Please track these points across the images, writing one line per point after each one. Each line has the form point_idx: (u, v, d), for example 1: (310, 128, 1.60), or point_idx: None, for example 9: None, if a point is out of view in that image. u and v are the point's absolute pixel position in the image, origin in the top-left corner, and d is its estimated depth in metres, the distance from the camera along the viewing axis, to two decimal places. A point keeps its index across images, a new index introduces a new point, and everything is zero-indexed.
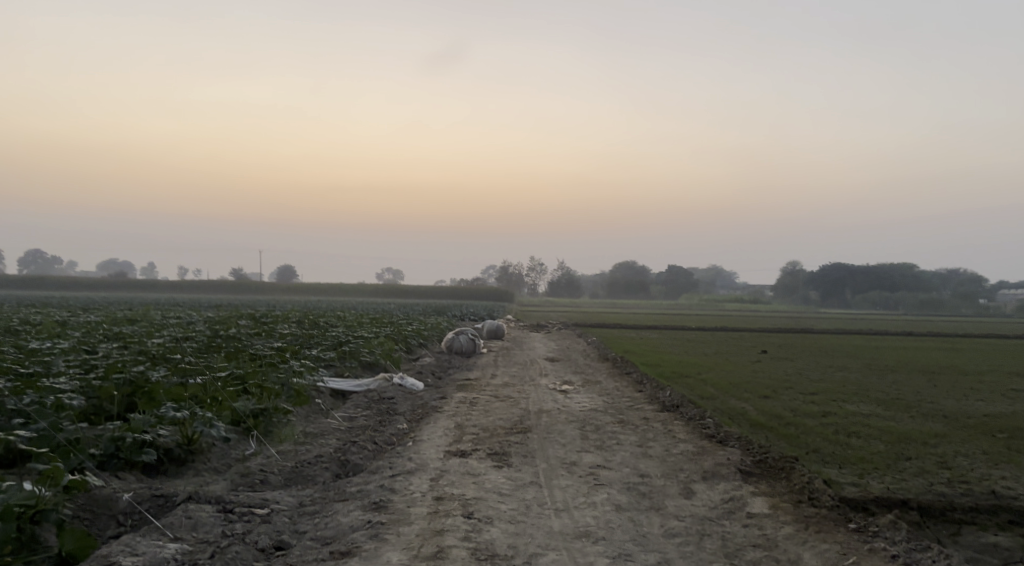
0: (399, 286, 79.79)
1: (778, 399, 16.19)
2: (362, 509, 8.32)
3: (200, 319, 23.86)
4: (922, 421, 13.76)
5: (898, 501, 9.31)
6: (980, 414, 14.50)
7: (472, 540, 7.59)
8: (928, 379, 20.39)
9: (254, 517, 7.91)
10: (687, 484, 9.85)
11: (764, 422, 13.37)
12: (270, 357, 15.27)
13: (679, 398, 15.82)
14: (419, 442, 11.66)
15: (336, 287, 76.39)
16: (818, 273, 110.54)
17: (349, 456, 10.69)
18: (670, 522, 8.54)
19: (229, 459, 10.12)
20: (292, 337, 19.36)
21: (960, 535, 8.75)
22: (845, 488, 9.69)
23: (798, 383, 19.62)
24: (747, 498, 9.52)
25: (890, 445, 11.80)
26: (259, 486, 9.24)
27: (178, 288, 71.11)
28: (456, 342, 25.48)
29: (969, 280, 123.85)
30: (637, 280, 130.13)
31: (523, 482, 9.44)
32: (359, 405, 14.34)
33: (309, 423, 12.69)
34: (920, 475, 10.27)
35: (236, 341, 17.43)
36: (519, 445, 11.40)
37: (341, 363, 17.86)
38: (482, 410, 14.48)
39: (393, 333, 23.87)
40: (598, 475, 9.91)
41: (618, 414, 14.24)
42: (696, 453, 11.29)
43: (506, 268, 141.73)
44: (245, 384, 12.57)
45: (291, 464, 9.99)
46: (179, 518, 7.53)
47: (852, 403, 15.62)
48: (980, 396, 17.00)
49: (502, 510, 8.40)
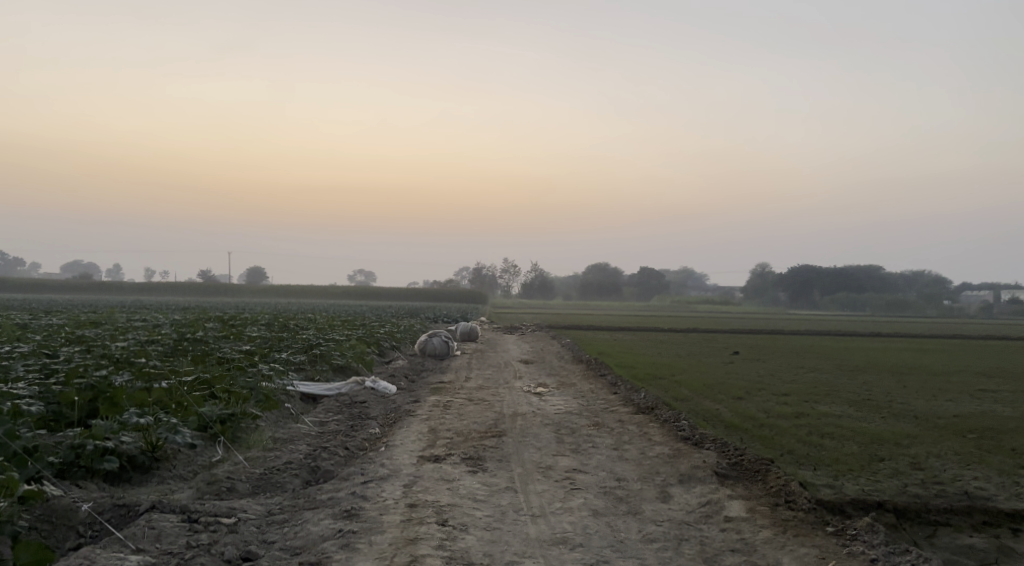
0: (371, 289, 79.33)
1: (751, 401, 16.17)
2: (332, 517, 8.08)
3: (165, 321, 23.35)
4: (893, 421, 13.81)
5: (874, 503, 9.23)
6: (949, 414, 14.60)
7: (447, 548, 7.38)
8: (898, 379, 20.57)
9: (220, 526, 7.64)
10: (664, 488, 9.71)
11: (739, 423, 13.35)
12: (238, 361, 14.96)
13: (655, 400, 15.74)
14: (393, 447, 11.43)
15: (308, 289, 75.70)
16: (787, 273, 111.62)
17: (320, 462, 10.45)
18: (648, 527, 8.39)
19: (195, 467, 9.86)
20: (261, 340, 19.04)
21: (936, 537, 8.68)
22: (821, 490, 9.59)
23: (771, 383, 19.67)
24: (724, 501, 9.39)
25: (863, 446, 11.76)
26: (226, 494, 8.98)
27: (148, 291, 70.09)
28: (430, 344, 25.26)
29: (933, 282, 125.89)
30: (609, 281, 130.55)
31: (499, 487, 9.26)
32: (331, 409, 14.08)
33: (279, 428, 12.42)
34: (894, 476, 10.21)
35: (204, 344, 17.09)
36: (493, 449, 11.20)
37: (311, 366, 17.60)
38: (456, 413, 14.29)
39: (365, 335, 23.59)
40: (574, 479, 9.75)
41: (594, 416, 14.11)
42: (672, 456, 11.18)
43: (479, 269, 141.47)
44: (212, 389, 12.27)
45: (259, 471, 9.72)
46: (141, 529, 7.27)
47: (824, 404, 15.66)
48: (949, 396, 17.14)
49: (478, 516, 8.21)
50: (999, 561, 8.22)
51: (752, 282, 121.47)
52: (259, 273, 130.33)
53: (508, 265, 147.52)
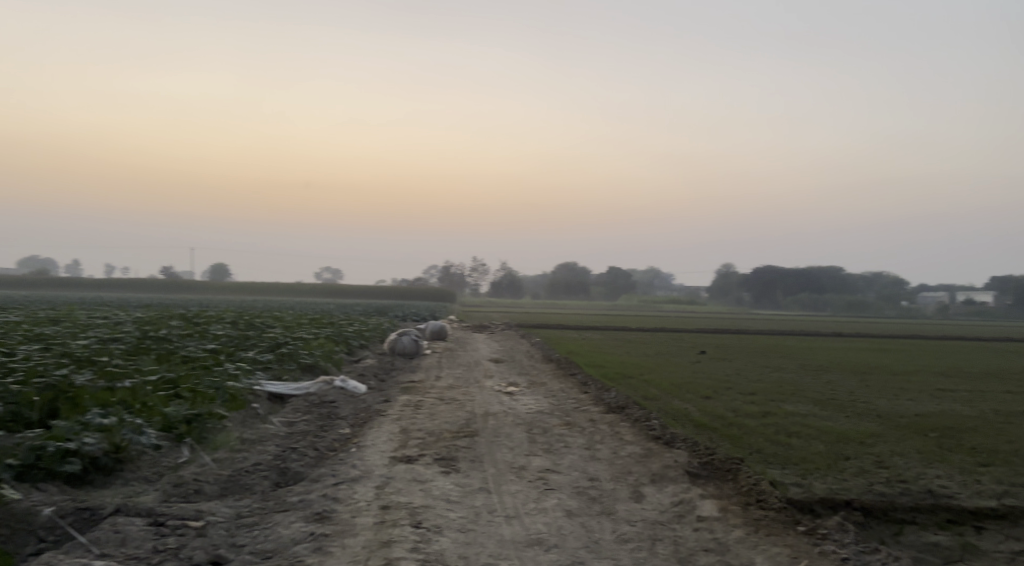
0: (339, 287, 78.80)
1: (719, 400, 16.19)
2: (304, 520, 7.95)
3: (128, 318, 22.91)
4: (857, 420, 13.89)
5: (843, 502, 9.03)
6: (911, 413, 14.72)
7: (421, 551, 7.29)
8: (861, 379, 20.77)
9: (187, 530, 7.48)
10: (636, 488, 9.66)
11: (708, 423, 13.34)
12: (204, 360, 14.71)
13: (625, 400, 15.71)
14: (364, 448, 11.29)
15: (274, 286, 75.01)
16: (751, 273, 112.81)
17: (289, 463, 10.29)
18: (622, 527, 8.31)
19: (161, 468, 9.66)
20: (227, 339, 18.76)
21: (903, 535, 8.51)
22: (790, 489, 9.38)
23: (737, 383, 19.75)
24: (696, 500, 9.24)
25: (829, 445, 11.74)
26: (193, 496, 8.81)
27: (112, 288, 69.09)
28: (400, 343, 25.08)
29: (893, 283, 127.98)
30: (577, 281, 130.98)
31: (472, 488, 9.17)
32: (298, 409, 13.89)
33: (246, 429, 12.24)
34: (861, 475, 10.04)
35: (168, 343, 16.80)
36: (466, 450, 11.10)
37: (278, 365, 17.35)
38: (427, 413, 14.15)
39: (333, 334, 23.34)
40: (547, 480, 9.69)
41: (565, 416, 14.06)
42: (643, 455, 11.15)
43: (448, 267, 141.29)
44: (177, 389, 12.06)
45: (227, 473, 9.53)
46: (106, 533, 7.10)
47: (790, 403, 15.74)
48: (911, 396, 17.32)
49: (452, 518, 8.11)
50: (964, 559, 8.06)
51: (717, 282, 122.61)
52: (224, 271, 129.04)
53: (477, 264, 147.51)
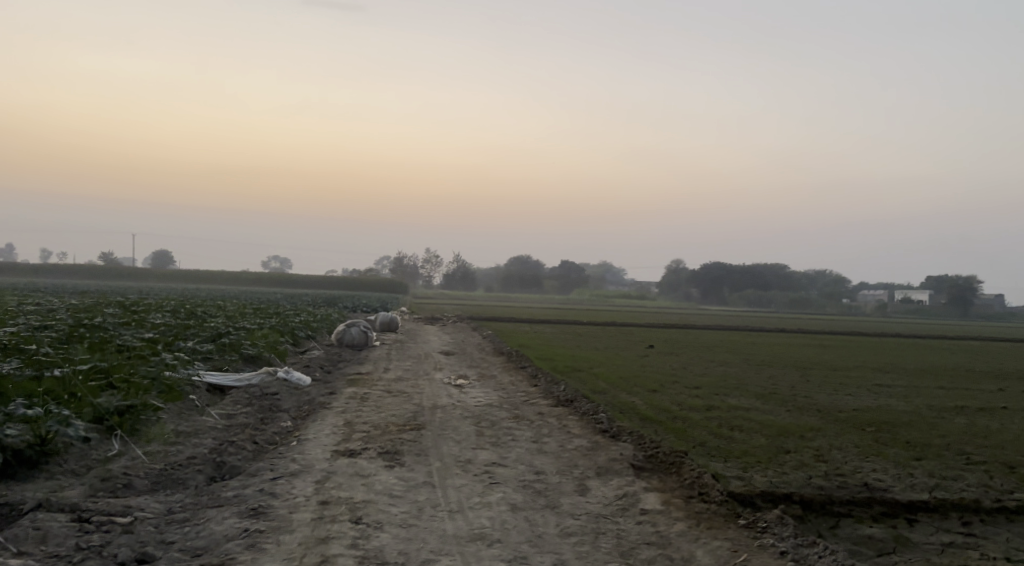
0: (288, 276, 77.71)
1: (665, 394, 16.24)
2: (238, 516, 7.68)
3: (62, 306, 22.14)
4: (798, 414, 14.01)
5: (782, 495, 8.98)
6: (851, 408, 14.90)
7: (359, 547, 7.07)
8: (802, 374, 21.04)
9: (113, 526, 7.17)
10: (581, 481, 9.52)
11: (654, 416, 13.35)
12: (140, 349, 14.26)
13: (573, 393, 15.66)
14: (305, 442, 11.01)
15: (222, 273, 73.67)
16: (698, 269, 114.28)
17: (226, 457, 9.97)
18: (566, 520, 8.15)
19: (89, 461, 9.30)
20: (166, 328, 18.26)
21: (839, 528, 8.41)
22: (732, 482, 9.33)
23: (683, 377, 19.85)
24: (640, 494, 9.11)
25: (770, 438, 11.80)
26: (122, 491, 8.48)
27: (52, 274, 67.20)
28: (347, 334, 24.74)
29: (835, 281, 130.72)
30: (528, 275, 131.16)
31: (416, 483, 8.97)
32: (239, 401, 13.53)
33: (182, 421, 11.87)
34: (800, 468, 10.06)
35: (103, 331, 16.27)
36: (411, 443, 10.90)
37: (219, 356, 16.92)
38: (373, 406, 13.91)
39: (279, 324, 22.90)
40: (493, 474, 9.53)
41: (513, 409, 13.93)
42: (590, 449, 11.06)
43: (399, 259, 140.33)
44: (110, 378, 11.65)
45: (159, 467, 9.21)
46: (25, 530, 6.77)
47: (734, 397, 15.85)
48: (850, 391, 17.57)
49: (393, 513, 7.91)
50: (897, 551, 7.95)
51: (666, 279, 123.92)
52: (168, 258, 126.39)
53: (428, 256, 146.77)
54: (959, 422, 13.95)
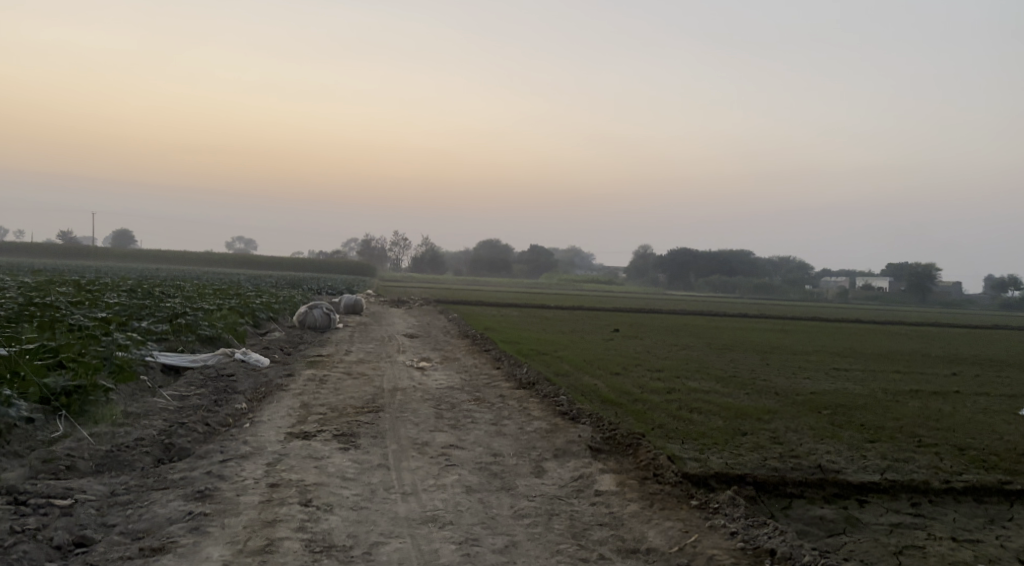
0: (254, 256, 76.72)
1: (626, 376, 16.25)
2: (183, 498, 7.50)
3: (16, 285, 21.61)
4: (756, 397, 14.08)
5: (736, 477, 8.99)
6: (808, 391, 15.01)
7: (307, 530, 6.94)
8: (763, 358, 21.18)
9: (52, 509, 7.00)
10: (538, 462, 9.40)
11: (614, 398, 13.34)
12: (92, 329, 13.94)
13: (535, 375, 15.60)
14: (259, 424, 10.81)
15: (185, 254, 72.62)
16: (665, 254, 114.90)
17: (175, 439, 9.76)
18: (520, 502, 8.03)
19: (33, 442, 9.12)
20: (121, 307, 17.89)
21: (790, 509, 8.43)
22: (687, 463, 9.31)
23: (646, 360, 19.89)
24: (596, 475, 9.02)
25: (727, 421, 11.82)
26: (64, 473, 8.28)
27: (10, 252, 65.78)
28: (310, 316, 24.45)
29: (799, 268, 132.23)
30: (497, 258, 131.08)
31: (370, 465, 8.83)
32: (193, 382, 13.29)
33: (133, 402, 11.65)
34: (755, 450, 10.07)
35: (55, 310, 15.91)
36: (368, 426, 10.75)
37: (175, 337, 16.63)
38: (332, 388, 13.72)
39: (240, 305, 22.56)
40: (449, 456, 9.40)
41: (474, 392, 13.83)
42: (549, 431, 10.96)
43: (367, 242, 139.33)
44: (58, 357, 11.38)
45: (105, 448, 9.00)
46: None
47: (694, 380, 15.90)
48: (809, 375, 17.72)
49: (344, 496, 7.77)
50: (847, 531, 8.00)
51: (633, 264, 124.52)
52: (129, 237, 123.90)
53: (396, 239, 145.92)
54: (913, 405, 14.11)
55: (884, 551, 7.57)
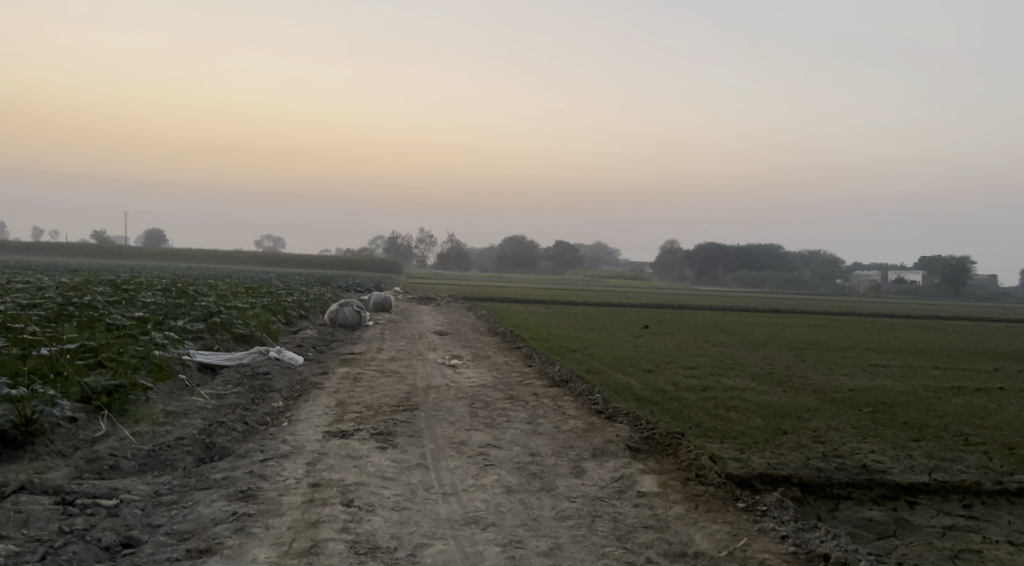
0: (282, 254, 77.19)
1: (660, 374, 16.11)
2: (226, 498, 7.52)
3: (53, 285, 21.90)
4: (794, 395, 13.89)
5: (781, 477, 8.85)
6: (847, 388, 14.78)
7: (351, 531, 6.92)
8: (797, 354, 20.91)
9: (98, 510, 7.07)
10: (577, 462, 9.29)
11: (649, 396, 13.23)
12: (130, 328, 14.07)
13: (568, 373, 15.49)
14: (296, 423, 10.83)
15: (215, 253, 73.27)
16: (692, 249, 114.08)
17: (215, 438, 9.81)
18: (562, 503, 7.95)
19: (77, 441, 9.25)
20: (157, 306, 18.05)
21: (838, 511, 8.30)
22: (729, 464, 9.19)
23: (678, 357, 19.71)
24: (637, 475, 8.90)
25: (767, 419, 11.66)
26: (108, 473, 8.35)
27: (45, 253, 66.79)
28: (340, 314, 24.52)
29: (829, 262, 130.68)
30: (523, 255, 130.96)
31: (409, 465, 8.79)
32: (230, 381, 13.37)
33: (172, 400, 11.75)
34: (797, 450, 9.92)
35: (93, 309, 16.07)
36: (404, 424, 10.73)
37: (211, 335, 16.74)
38: (366, 386, 13.72)
39: (272, 303, 22.66)
40: (487, 455, 9.34)
41: (507, 389, 13.76)
42: (586, 429, 10.85)
43: (393, 239, 139.85)
44: (98, 356, 11.52)
45: (147, 447, 9.06)
46: (7, 513, 6.71)
47: (729, 377, 15.73)
48: (846, 371, 17.46)
49: (386, 496, 7.75)
50: (898, 534, 7.85)
51: (660, 260, 123.90)
52: (160, 236, 125.20)
53: (422, 236, 146.20)
54: (956, 402, 13.85)
55: (938, 554, 7.41)
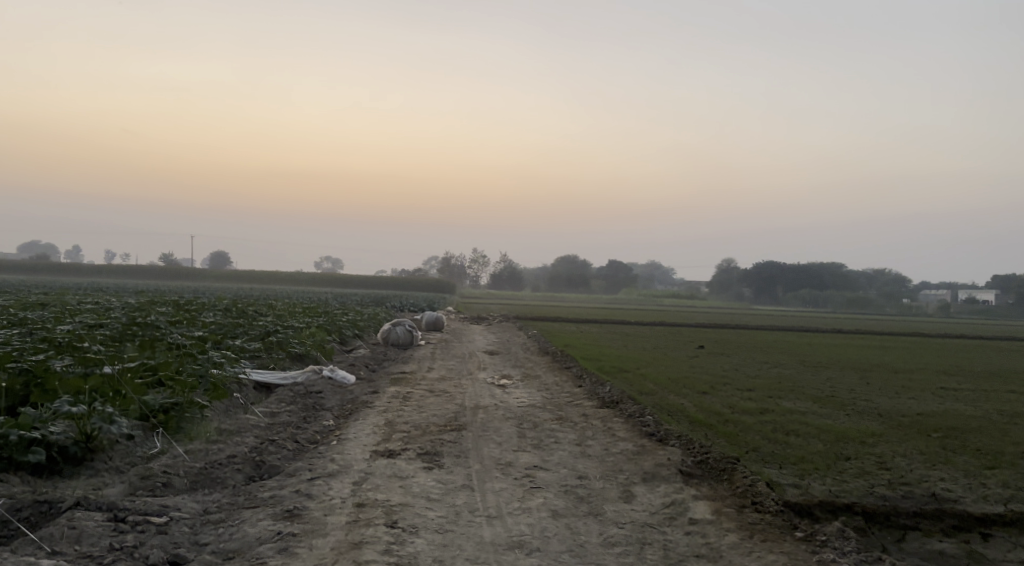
0: (340, 275, 78.24)
1: (715, 396, 15.75)
2: (272, 517, 7.53)
3: (118, 305, 22.56)
4: (857, 419, 13.43)
5: (843, 506, 8.51)
6: (914, 412, 14.23)
7: (393, 553, 6.85)
8: (861, 376, 20.27)
9: (148, 526, 7.15)
10: (627, 487, 9.07)
11: (703, 419, 12.93)
12: (189, 347, 14.34)
13: (620, 394, 15.25)
14: (345, 441, 10.85)
15: (275, 273, 74.73)
16: (751, 268, 112.18)
17: (266, 456, 9.86)
18: (610, 529, 7.76)
19: (134, 458, 9.46)
20: (216, 326, 18.40)
21: (904, 542, 7.94)
22: (787, 491, 8.88)
23: (736, 379, 19.28)
24: (690, 502, 8.66)
25: (828, 444, 11.27)
26: (161, 490, 8.45)
27: (113, 275, 68.89)
28: (394, 333, 24.66)
29: (894, 281, 127.19)
30: (578, 275, 130.54)
31: (454, 486, 8.71)
32: (284, 399, 13.50)
33: (227, 418, 11.88)
34: (860, 476, 9.55)
35: (155, 329, 16.44)
36: (452, 444, 10.67)
37: (267, 354, 16.97)
38: (415, 406, 13.68)
39: (327, 323, 22.91)
40: (534, 477, 9.20)
41: (557, 410, 13.60)
42: (636, 453, 10.61)
43: (448, 259, 140.84)
44: (157, 375, 11.73)
45: (199, 465, 9.16)
46: (60, 529, 6.83)
47: (788, 400, 15.31)
48: (913, 394, 16.83)
49: (430, 518, 7.67)
50: None
51: (718, 279, 122.25)
52: (223, 258, 128.15)
53: (478, 256, 146.79)
54: None
55: None
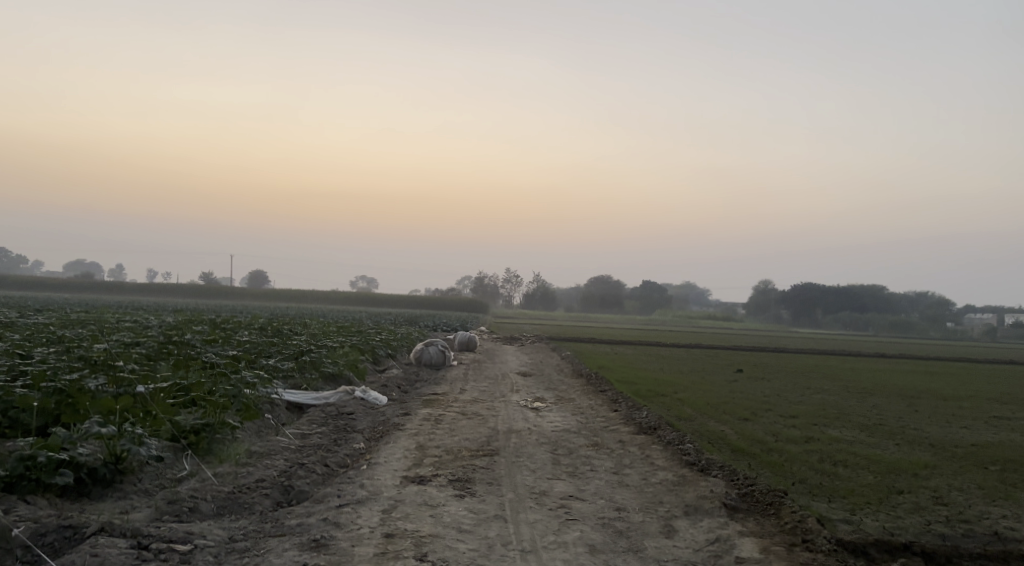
0: (373, 294, 78.39)
1: (757, 423, 15.23)
2: (298, 548, 7.29)
3: (156, 323, 22.53)
4: (908, 449, 12.85)
5: (900, 546, 8.06)
6: (968, 443, 13.59)
7: None
8: (909, 404, 19.55)
9: (172, 555, 6.94)
10: (668, 521, 8.67)
11: (746, 448, 12.47)
12: (223, 366, 14.21)
13: (658, 420, 14.78)
14: (375, 466, 10.57)
15: (309, 293, 75.15)
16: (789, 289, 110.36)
17: (294, 480, 9.62)
18: None
19: (163, 480, 9.29)
20: (251, 345, 18.31)
21: None
22: (840, 527, 8.43)
23: (778, 405, 18.67)
24: (735, 539, 8.24)
25: (878, 476, 10.76)
26: (187, 515, 8.25)
27: (150, 292, 69.75)
28: (426, 353, 24.42)
29: (937, 304, 124.57)
30: (612, 295, 129.66)
31: (486, 516, 8.39)
32: (315, 421, 13.28)
33: (258, 440, 11.67)
34: (916, 513, 9.06)
35: (190, 348, 16.35)
36: (484, 471, 10.36)
37: (300, 374, 16.78)
38: (447, 429, 13.35)
39: (360, 342, 22.68)
40: (569, 509, 8.83)
41: (593, 436, 13.20)
42: (676, 484, 10.18)
43: (481, 279, 140.95)
44: (189, 396, 11.55)
45: (227, 489, 8.95)
46: (82, 556, 6.65)
47: (834, 428, 14.73)
48: (966, 423, 16.14)
49: (461, 551, 7.36)
50: None
51: (755, 299, 120.72)
52: (260, 279, 129.19)
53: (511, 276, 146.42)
54: None
55: None
